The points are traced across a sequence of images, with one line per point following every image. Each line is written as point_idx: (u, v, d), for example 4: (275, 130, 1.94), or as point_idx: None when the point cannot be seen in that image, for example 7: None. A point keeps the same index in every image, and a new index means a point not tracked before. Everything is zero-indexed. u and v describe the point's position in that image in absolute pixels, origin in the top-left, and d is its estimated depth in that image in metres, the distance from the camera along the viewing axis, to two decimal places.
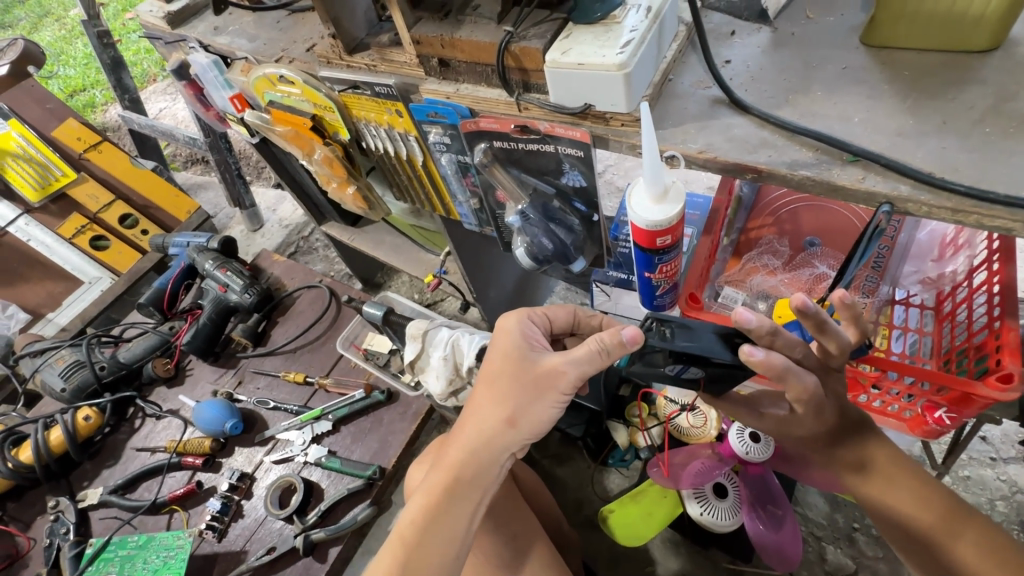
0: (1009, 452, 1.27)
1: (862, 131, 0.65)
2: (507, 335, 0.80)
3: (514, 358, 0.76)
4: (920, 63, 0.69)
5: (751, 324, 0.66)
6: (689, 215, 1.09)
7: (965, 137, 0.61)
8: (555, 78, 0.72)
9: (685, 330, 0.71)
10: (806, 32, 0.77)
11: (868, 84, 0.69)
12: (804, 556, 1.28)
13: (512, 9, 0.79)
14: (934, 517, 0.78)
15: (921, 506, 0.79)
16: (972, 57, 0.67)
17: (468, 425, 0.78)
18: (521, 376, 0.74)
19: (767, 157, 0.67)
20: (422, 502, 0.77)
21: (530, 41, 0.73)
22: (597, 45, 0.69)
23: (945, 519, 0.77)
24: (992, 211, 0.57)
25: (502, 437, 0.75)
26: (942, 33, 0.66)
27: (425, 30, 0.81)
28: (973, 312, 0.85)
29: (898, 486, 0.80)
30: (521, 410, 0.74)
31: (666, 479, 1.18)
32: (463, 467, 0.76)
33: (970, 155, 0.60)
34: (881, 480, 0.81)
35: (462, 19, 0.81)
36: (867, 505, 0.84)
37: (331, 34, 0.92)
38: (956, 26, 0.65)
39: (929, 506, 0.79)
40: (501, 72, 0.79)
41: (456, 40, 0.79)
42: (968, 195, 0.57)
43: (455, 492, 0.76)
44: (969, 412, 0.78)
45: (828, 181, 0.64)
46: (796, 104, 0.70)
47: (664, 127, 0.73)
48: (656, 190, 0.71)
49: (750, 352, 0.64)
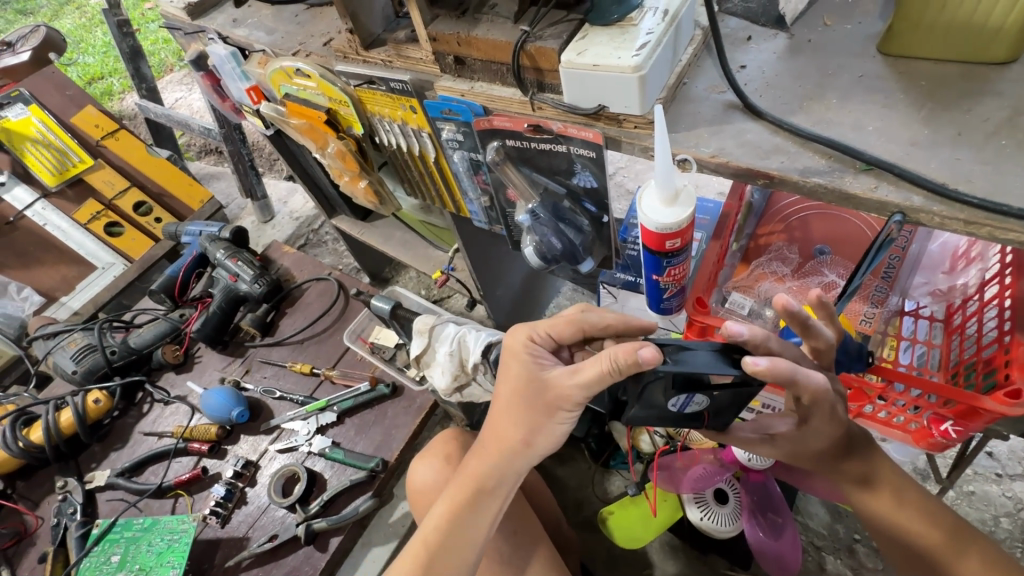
0: (1015, 469, 1.26)
1: (876, 140, 0.65)
2: (519, 351, 0.77)
3: (526, 379, 0.74)
4: (938, 73, 0.68)
5: (742, 335, 0.70)
6: (699, 219, 1.09)
7: (980, 148, 0.61)
8: (570, 77, 0.72)
9: (682, 351, 0.68)
10: (823, 39, 0.77)
11: (884, 93, 0.69)
12: (804, 565, 1.27)
13: (531, 8, 0.79)
14: (937, 537, 0.78)
15: (924, 526, 0.79)
16: (990, 68, 0.67)
17: (488, 444, 0.79)
18: (536, 397, 0.73)
19: (779, 163, 0.67)
20: (444, 510, 0.79)
21: (546, 41, 0.74)
22: (613, 46, 0.69)
23: (949, 538, 0.77)
24: (1004, 224, 0.57)
25: (521, 455, 0.76)
26: (960, 43, 0.66)
27: (441, 28, 0.82)
28: (983, 325, 0.84)
29: (902, 505, 0.80)
30: (539, 430, 0.74)
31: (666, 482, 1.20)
32: (482, 478, 0.78)
33: (984, 167, 0.60)
34: (886, 496, 0.81)
35: (480, 17, 0.81)
36: (871, 521, 0.84)
37: (349, 29, 0.93)
38: (975, 36, 0.64)
39: (932, 525, 0.79)
40: (516, 72, 0.79)
41: (472, 38, 0.79)
42: (981, 207, 0.57)
43: (477, 502, 0.78)
44: (976, 426, 0.78)
45: (840, 190, 0.64)
46: (810, 111, 0.70)
47: (677, 130, 0.73)
48: (666, 193, 0.71)
49: (757, 363, 0.63)
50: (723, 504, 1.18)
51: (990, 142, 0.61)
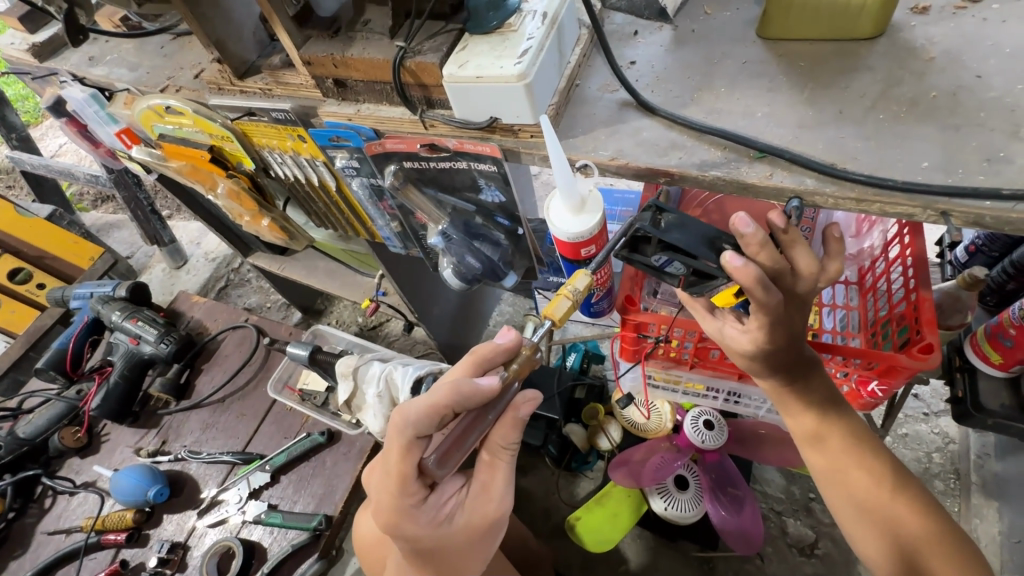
0: (938, 405, 1.18)
1: (644, 148, 0.54)
2: (491, 497, 0.58)
3: None
4: (629, 42, 0.64)
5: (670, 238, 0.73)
6: (618, 214, 0.87)
7: (862, 125, 0.50)
8: (457, 93, 0.56)
9: (685, 219, 0.55)
10: (709, 25, 0.62)
11: (601, 60, 0.63)
12: (767, 533, 1.18)
13: (407, 19, 0.61)
14: (891, 500, 0.61)
15: (874, 492, 0.62)
16: (647, 32, 0.64)
17: None
18: None
19: (678, 158, 0.53)
20: None
21: (426, 54, 0.56)
22: (496, 54, 0.54)
23: (935, 536, 0.59)
24: (892, 199, 0.46)
25: None
26: (818, 23, 0.55)
27: (228, 337, 1.11)
28: (683, 348, 0.85)
29: (837, 429, 0.64)
30: None
31: (627, 478, 1.10)
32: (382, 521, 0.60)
33: (867, 143, 0.49)
34: (752, 442, 1.09)
35: (249, 318, 1.12)
36: (765, 453, 1.08)
37: (122, 359, 1.04)
38: (841, 13, 0.53)
39: (862, 466, 0.63)
40: (396, 92, 0.61)
41: (258, 323, 1.11)
42: (869, 182, 0.46)
43: None
44: (900, 382, 0.72)
45: (737, 181, 0.51)
46: (702, 100, 0.56)
47: (573, 135, 0.58)
48: (572, 200, 0.57)
49: (727, 259, 0.48)
50: (684, 489, 1.11)
51: (960, 157, 0.46)
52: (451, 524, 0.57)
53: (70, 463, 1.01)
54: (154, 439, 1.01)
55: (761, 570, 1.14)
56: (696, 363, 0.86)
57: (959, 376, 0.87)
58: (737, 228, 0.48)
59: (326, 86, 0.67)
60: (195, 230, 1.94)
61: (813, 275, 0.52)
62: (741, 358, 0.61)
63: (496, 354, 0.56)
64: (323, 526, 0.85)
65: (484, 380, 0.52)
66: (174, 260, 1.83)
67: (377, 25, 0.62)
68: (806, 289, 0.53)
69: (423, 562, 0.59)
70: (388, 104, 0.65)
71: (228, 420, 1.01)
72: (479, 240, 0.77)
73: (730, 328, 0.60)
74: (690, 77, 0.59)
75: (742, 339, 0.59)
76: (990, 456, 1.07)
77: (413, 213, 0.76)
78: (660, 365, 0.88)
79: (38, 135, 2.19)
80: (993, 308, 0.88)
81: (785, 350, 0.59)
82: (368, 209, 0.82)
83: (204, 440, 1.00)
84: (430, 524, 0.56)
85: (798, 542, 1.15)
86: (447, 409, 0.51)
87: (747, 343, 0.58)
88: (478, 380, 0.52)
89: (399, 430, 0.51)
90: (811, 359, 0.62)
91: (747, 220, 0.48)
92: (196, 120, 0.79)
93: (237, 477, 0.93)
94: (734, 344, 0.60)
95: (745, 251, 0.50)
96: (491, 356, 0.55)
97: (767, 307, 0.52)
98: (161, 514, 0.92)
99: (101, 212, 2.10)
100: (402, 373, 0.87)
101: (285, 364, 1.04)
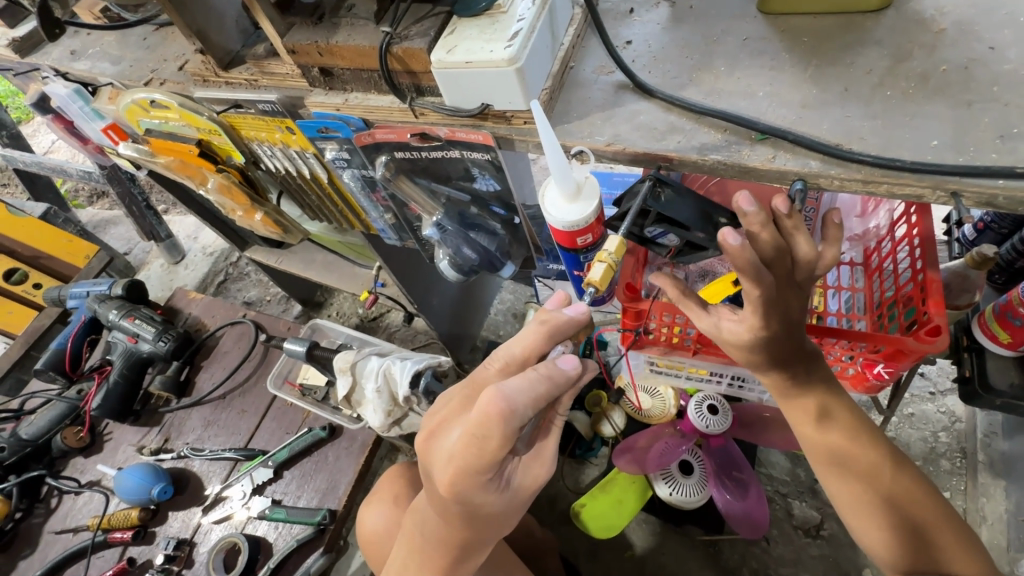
0: (946, 383, 1.16)
1: (642, 133, 0.52)
2: (543, 461, 0.55)
3: None
4: (624, 21, 0.61)
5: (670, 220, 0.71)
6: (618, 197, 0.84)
7: (869, 104, 0.48)
8: (446, 79, 0.54)
9: (685, 195, 0.53)
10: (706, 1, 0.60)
11: (597, 40, 0.60)
12: (772, 515, 1.18)
13: (392, 4, 0.58)
14: (892, 483, 0.60)
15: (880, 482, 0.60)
16: (643, 9, 0.62)
17: None
18: None
19: (676, 142, 0.51)
20: None
21: (412, 39, 0.54)
22: (484, 38, 0.52)
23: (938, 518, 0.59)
24: (902, 180, 0.44)
25: None
26: None
27: (225, 331, 1.11)
28: (686, 333, 0.83)
29: (836, 416, 0.62)
30: None
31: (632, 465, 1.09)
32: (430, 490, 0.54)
33: (874, 123, 0.47)
34: (755, 426, 1.08)
35: (247, 316, 1.10)
36: (767, 437, 1.07)
37: (121, 356, 1.03)
38: None
39: (862, 452, 0.61)
40: (384, 79, 0.59)
41: (256, 318, 1.10)
42: (876, 163, 0.44)
43: None
44: (906, 365, 0.70)
45: (738, 165, 0.49)
46: (701, 81, 0.54)
47: (568, 121, 0.56)
48: (567, 187, 0.56)
49: (726, 235, 0.44)
50: (689, 475, 1.11)
51: (973, 136, 0.44)
52: (508, 487, 0.53)
53: (74, 462, 1.02)
54: (157, 437, 1.02)
55: (767, 553, 1.15)
56: (699, 348, 0.84)
57: (966, 355, 0.85)
58: (739, 206, 0.46)
59: (313, 75, 0.65)
60: (191, 225, 1.92)
61: (811, 263, 0.49)
62: (739, 352, 0.57)
63: (568, 326, 0.52)
64: (327, 521, 0.85)
65: (567, 362, 0.50)
66: (171, 255, 1.81)
67: (361, 11, 0.60)
68: (802, 278, 0.51)
69: (464, 529, 0.55)
70: (376, 93, 0.63)
71: (230, 416, 1.01)
72: (475, 230, 0.76)
73: (726, 322, 0.57)
74: (688, 56, 0.56)
75: (740, 332, 0.56)
76: (997, 435, 1.06)
77: (407, 204, 0.75)
78: (661, 351, 0.87)
79: (30, 132, 2.17)
80: (1001, 286, 0.87)
81: (792, 338, 0.57)
82: (361, 201, 0.81)
83: (207, 436, 1.00)
84: (495, 492, 0.52)
85: (802, 524, 1.15)
86: (546, 396, 0.48)
87: (745, 332, 0.55)
88: (562, 362, 0.50)
89: (502, 417, 0.45)
90: (809, 350, 0.61)
91: (749, 200, 0.46)
92: (182, 114, 0.77)
93: (240, 473, 0.93)
94: (731, 338, 0.56)
95: (746, 232, 0.48)
96: (562, 327, 0.52)
97: (762, 290, 0.49)
98: (166, 511, 0.93)
99: (97, 208, 2.08)
100: (400, 368, 0.86)
101: (281, 360, 1.03)
